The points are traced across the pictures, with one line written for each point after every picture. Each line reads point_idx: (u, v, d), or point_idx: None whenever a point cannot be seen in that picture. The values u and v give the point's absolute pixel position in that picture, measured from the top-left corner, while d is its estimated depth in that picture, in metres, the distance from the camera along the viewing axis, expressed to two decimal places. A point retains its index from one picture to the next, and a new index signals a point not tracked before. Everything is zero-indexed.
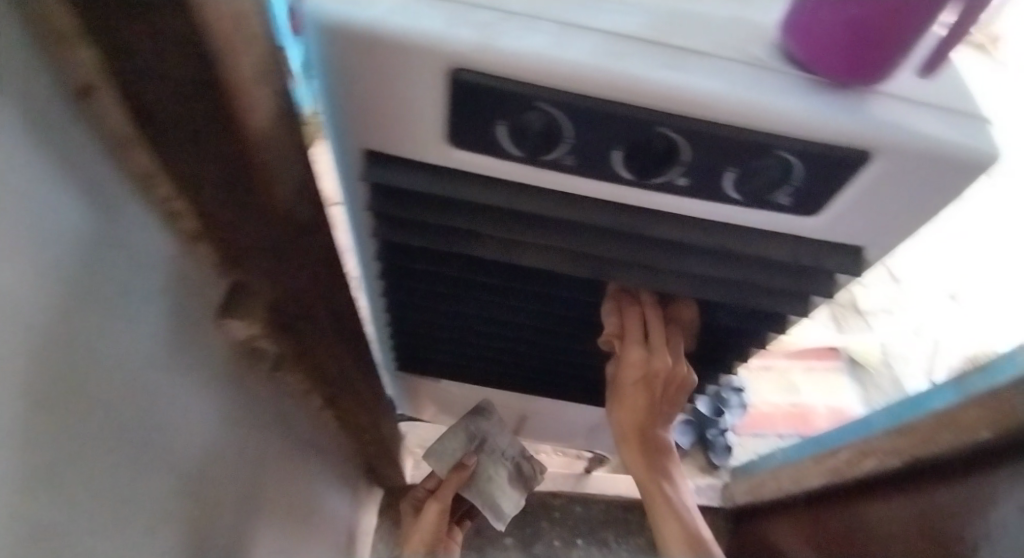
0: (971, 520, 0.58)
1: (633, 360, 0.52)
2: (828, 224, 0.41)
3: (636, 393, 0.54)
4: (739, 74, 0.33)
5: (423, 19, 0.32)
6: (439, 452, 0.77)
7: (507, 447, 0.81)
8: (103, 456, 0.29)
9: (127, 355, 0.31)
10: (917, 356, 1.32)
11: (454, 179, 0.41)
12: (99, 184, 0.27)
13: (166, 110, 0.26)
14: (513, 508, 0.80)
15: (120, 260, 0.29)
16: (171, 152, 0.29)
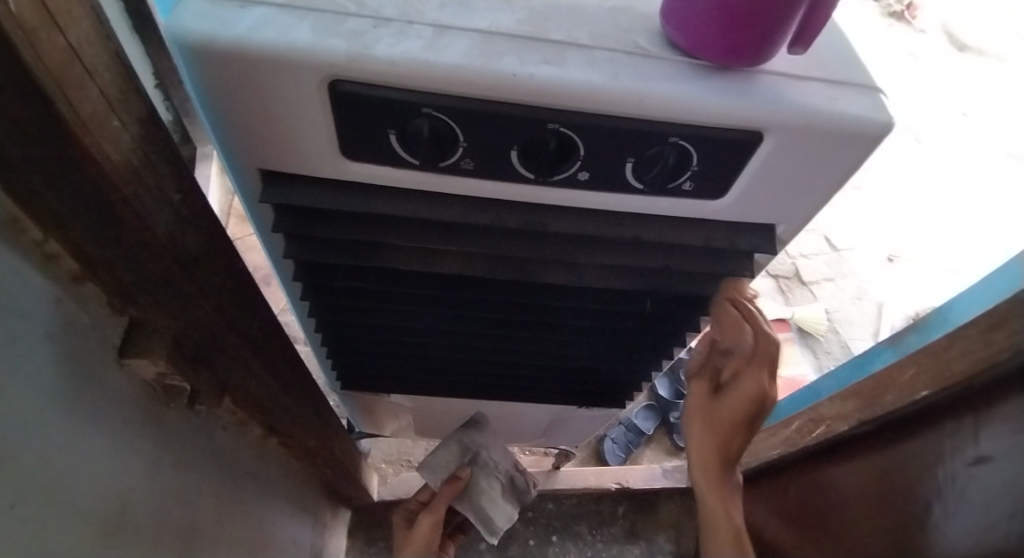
0: (918, 482, 0.50)
1: (749, 392, 0.48)
2: (734, 205, 0.41)
3: (730, 426, 0.50)
4: (619, 63, 0.34)
5: (293, 32, 0.31)
6: (431, 465, 0.77)
7: (500, 460, 0.82)
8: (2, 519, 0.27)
9: (19, 412, 0.28)
10: (861, 319, 1.39)
11: (358, 193, 0.40)
12: None
13: None
14: (503, 521, 0.80)
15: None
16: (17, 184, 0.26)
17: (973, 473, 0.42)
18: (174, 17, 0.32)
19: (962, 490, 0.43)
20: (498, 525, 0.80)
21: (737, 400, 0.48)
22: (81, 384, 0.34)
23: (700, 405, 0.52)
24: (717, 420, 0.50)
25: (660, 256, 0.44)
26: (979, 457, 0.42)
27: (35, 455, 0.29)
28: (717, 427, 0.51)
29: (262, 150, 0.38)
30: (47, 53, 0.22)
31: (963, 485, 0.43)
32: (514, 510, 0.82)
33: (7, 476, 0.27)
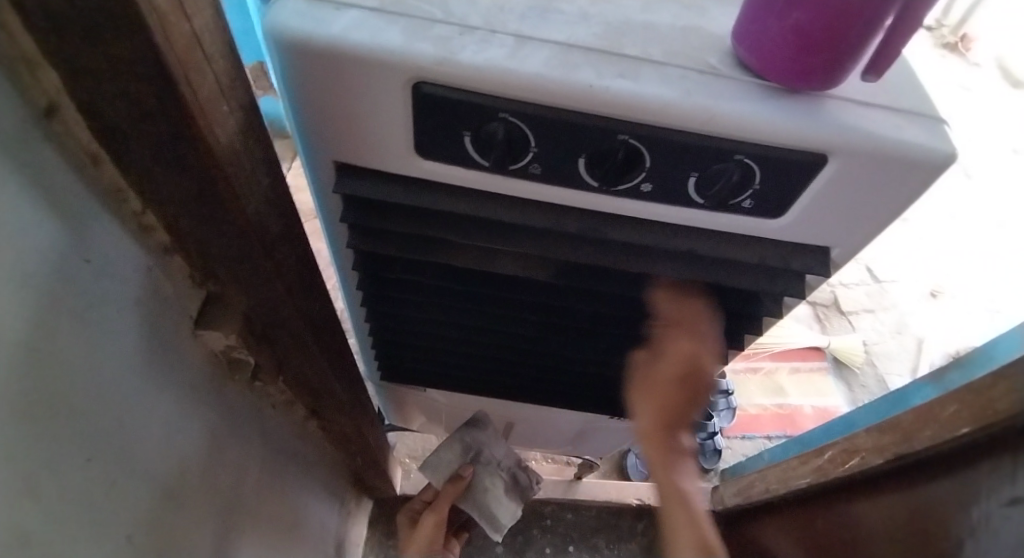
0: (954, 519, 0.49)
1: (680, 353, 0.49)
2: (791, 225, 0.41)
3: (670, 387, 0.50)
4: (691, 80, 0.35)
5: (385, 35, 0.33)
6: (433, 464, 0.78)
7: (503, 458, 0.82)
8: (79, 465, 0.29)
9: (105, 369, 0.31)
10: (899, 354, 1.35)
11: (425, 190, 0.42)
12: (66, 200, 0.27)
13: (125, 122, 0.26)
14: (508, 518, 0.81)
15: (88, 276, 0.29)
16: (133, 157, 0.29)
17: (1010, 514, 0.42)
18: (277, 15, 0.34)
19: (1001, 530, 0.42)
20: (504, 522, 0.80)
21: (670, 365, 0.50)
22: (160, 350, 0.36)
23: (645, 376, 0.53)
24: (652, 383, 0.51)
25: (712, 270, 0.45)
26: (1018, 497, 0.42)
27: (111, 413, 0.32)
28: (650, 391, 0.51)
29: (340, 144, 0.40)
30: (179, 43, 0.25)
31: (1000, 525, 0.43)
32: (519, 508, 0.82)
33: (81, 430, 0.29)
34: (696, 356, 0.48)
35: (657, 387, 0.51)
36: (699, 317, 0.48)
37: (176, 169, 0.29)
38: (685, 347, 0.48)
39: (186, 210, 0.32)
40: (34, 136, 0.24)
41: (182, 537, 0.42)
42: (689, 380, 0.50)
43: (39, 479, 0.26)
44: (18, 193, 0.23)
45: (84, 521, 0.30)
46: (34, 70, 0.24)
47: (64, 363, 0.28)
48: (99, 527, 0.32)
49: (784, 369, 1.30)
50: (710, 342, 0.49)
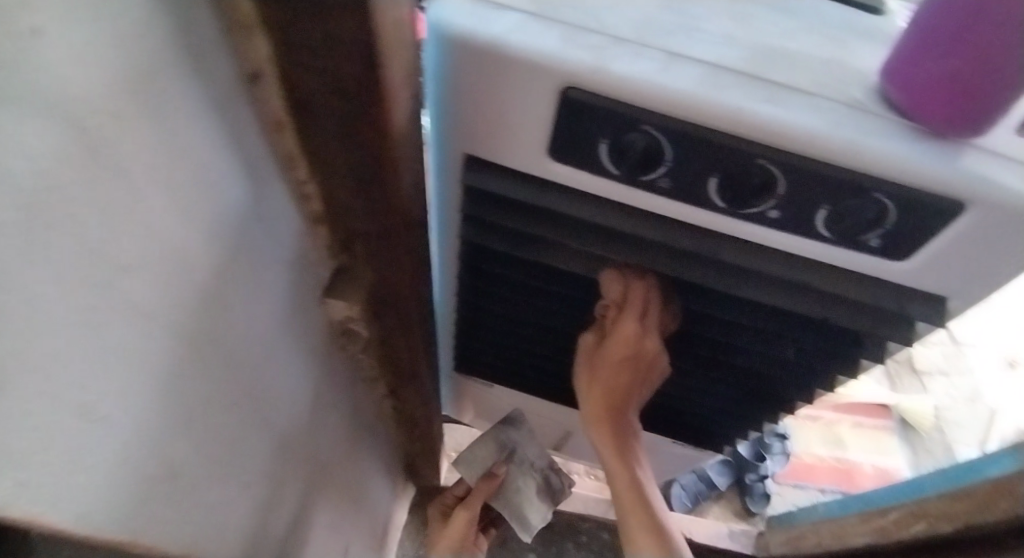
0: None
1: (625, 335, 0.51)
2: (913, 270, 0.41)
3: (618, 370, 0.54)
4: (838, 114, 0.35)
5: (544, 40, 0.35)
6: (467, 460, 0.79)
7: (536, 458, 0.82)
8: (215, 399, 0.32)
9: (247, 316, 0.34)
10: (972, 422, 1.28)
11: (548, 191, 0.43)
12: (248, 153, 0.30)
13: (319, 97, 0.29)
14: (539, 520, 0.81)
15: (253, 229, 0.32)
16: (316, 130, 0.31)
17: None
18: (445, 13, 0.36)
19: None
20: (534, 522, 0.81)
21: (615, 346, 0.53)
22: (293, 310, 0.39)
23: (589, 355, 0.57)
24: (602, 365, 0.55)
25: (820, 305, 0.45)
26: None
27: (247, 363, 0.35)
28: (599, 372, 0.55)
29: (476, 139, 0.42)
30: (388, 31, 0.27)
31: None
32: (548, 509, 0.83)
33: (223, 368, 0.32)
34: (641, 340, 0.51)
35: (607, 368, 0.54)
36: (638, 302, 0.49)
37: (350, 145, 0.32)
38: (632, 330, 0.50)
39: (343, 184, 0.35)
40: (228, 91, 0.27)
41: (277, 488, 0.44)
42: (636, 361, 0.54)
43: (179, 413, 0.29)
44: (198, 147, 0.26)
45: (210, 454, 0.33)
46: (248, 36, 0.27)
47: (219, 306, 0.30)
48: (222, 462, 0.34)
49: (846, 422, 1.25)
50: (652, 324, 0.51)
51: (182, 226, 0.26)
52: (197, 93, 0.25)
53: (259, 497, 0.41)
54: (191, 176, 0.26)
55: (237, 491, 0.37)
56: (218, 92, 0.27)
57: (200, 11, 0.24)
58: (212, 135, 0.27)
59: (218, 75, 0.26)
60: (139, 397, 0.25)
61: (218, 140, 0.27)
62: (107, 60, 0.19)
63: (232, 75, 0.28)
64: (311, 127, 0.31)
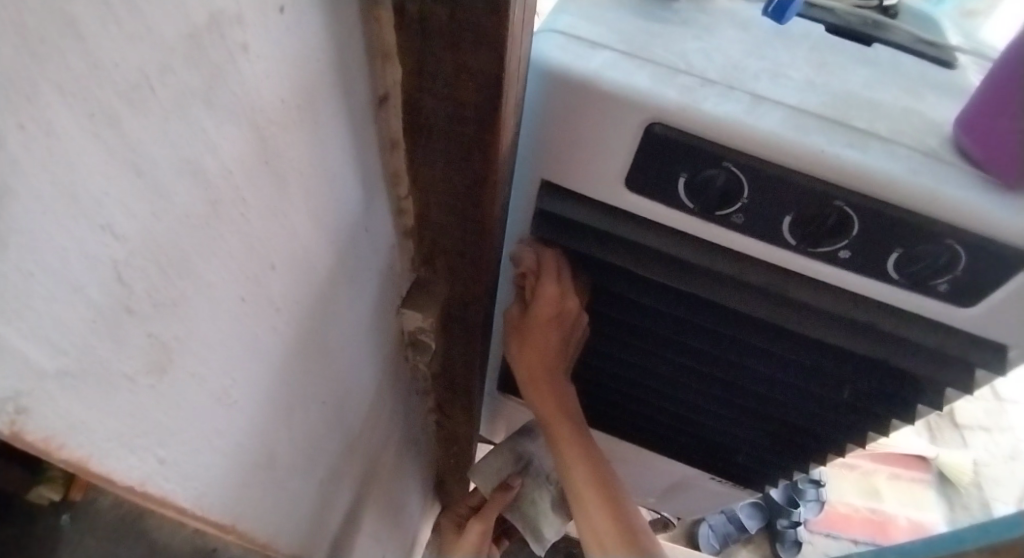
0: None
1: (548, 297, 0.51)
2: (980, 318, 0.41)
3: (544, 333, 0.55)
4: (916, 162, 0.36)
5: (636, 79, 0.38)
6: (483, 470, 0.81)
7: (553, 471, 0.80)
8: (308, 396, 0.34)
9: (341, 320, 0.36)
10: (1011, 482, 1.24)
11: (620, 220, 0.45)
12: (366, 166, 0.33)
13: (439, 118, 0.32)
14: (554, 534, 0.80)
15: (359, 237, 0.34)
16: (428, 148, 0.34)
17: None
18: (543, 49, 0.39)
19: None
20: (548, 536, 0.80)
21: (539, 310, 0.53)
22: (377, 317, 0.41)
23: (517, 323, 0.57)
24: (533, 333, 0.56)
25: (882, 348, 0.45)
26: None
27: (336, 363, 0.37)
28: (529, 340, 0.57)
29: (555, 167, 0.44)
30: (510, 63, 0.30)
31: None
32: (565, 523, 0.81)
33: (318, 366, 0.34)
34: (563, 300, 0.51)
35: (534, 333, 0.56)
36: (551, 264, 0.50)
37: (456, 163, 0.34)
38: (551, 292, 0.51)
39: (440, 201, 0.37)
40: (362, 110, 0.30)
41: (338, 489, 0.45)
42: (559, 323, 0.54)
43: (281, 404, 0.31)
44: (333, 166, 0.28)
45: (296, 447, 0.34)
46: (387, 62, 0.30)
47: (325, 306, 0.33)
48: (303, 457, 0.36)
49: (883, 473, 1.22)
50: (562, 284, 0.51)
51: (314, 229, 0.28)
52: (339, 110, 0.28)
53: (323, 495, 0.42)
54: (324, 185, 0.28)
55: (309, 486, 0.38)
56: (354, 110, 0.29)
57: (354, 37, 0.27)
58: (343, 149, 0.29)
59: (357, 95, 0.29)
60: (255, 382, 0.27)
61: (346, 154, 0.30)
62: (289, 78, 0.22)
63: (365, 96, 0.31)
64: (424, 145, 0.34)
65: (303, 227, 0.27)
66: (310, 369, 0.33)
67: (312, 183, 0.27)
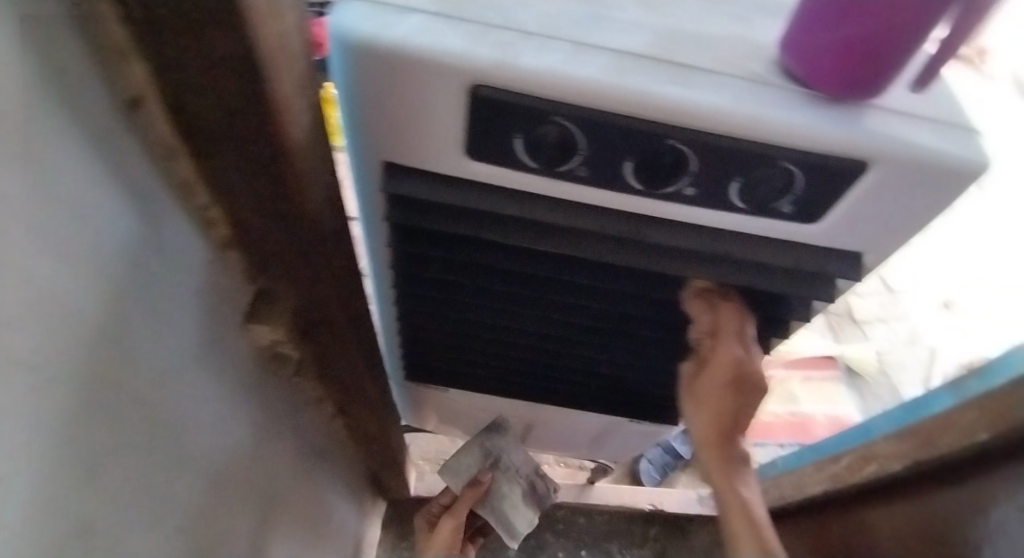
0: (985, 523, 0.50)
1: (724, 360, 0.49)
2: (827, 231, 0.42)
3: (721, 396, 0.50)
4: (740, 89, 0.36)
5: (446, 38, 0.34)
6: (454, 469, 0.79)
7: (520, 464, 0.83)
8: (132, 444, 0.29)
9: (158, 352, 0.31)
10: (913, 364, 1.36)
11: (470, 190, 0.43)
12: (134, 181, 0.28)
13: (206, 113, 0.28)
14: (524, 525, 0.82)
15: (152, 262, 0.30)
16: (212, 149, 0.30)
17: None
18: (340, 19, 0.35)
19: None
20: (520, 528, 0.82)
21: (715, 372, 0.50)
22: (214, 341, 0.37)
23: (694, 383, 0.53)
24: (702, 398, 0.51)
25: (744, 274, 0.46)
26: None
27: (169, 400, 0.33)
28: (702, 407, 0.51)
29: (390, 145, 0.41)
30: (269, 40, 0.26)
31: None
32: (535, 515, 0.83)
33: (139, 408, 0.30)
34: (743, 362, 0.48)
35: (710, 402, 0.51)
36: (733, 323, 0.49)
37: (246, 161, 0.30)
38: (735, 353, 0.48)
39: (248, 203, 0.33)
40: (108, 118, 0.26)
41: (220, 527, 0.42)
42: (740, 386, 0.49)
43: (100, 464, 0.27)
44: (85, 181, 0.24)
45: (131, 507, 0.30)
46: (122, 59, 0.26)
47: (126, 344, 0.28)
48: (147, 513, 0.32)
49: (797, 378, 1.31)
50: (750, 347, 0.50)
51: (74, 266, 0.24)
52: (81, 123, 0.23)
53: (198, 541, 0.39)
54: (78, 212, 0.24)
55: (169, 538, 0.35)
56: (99, 122, 0.25)
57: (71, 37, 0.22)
58: (98, 166, 0.25)
59: (97, 104, 0.25)
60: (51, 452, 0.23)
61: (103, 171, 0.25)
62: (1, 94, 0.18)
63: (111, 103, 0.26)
64: (204, 147, 0.30)
65: (63, 266, 0.23)
66: (129, 416, 0.29)
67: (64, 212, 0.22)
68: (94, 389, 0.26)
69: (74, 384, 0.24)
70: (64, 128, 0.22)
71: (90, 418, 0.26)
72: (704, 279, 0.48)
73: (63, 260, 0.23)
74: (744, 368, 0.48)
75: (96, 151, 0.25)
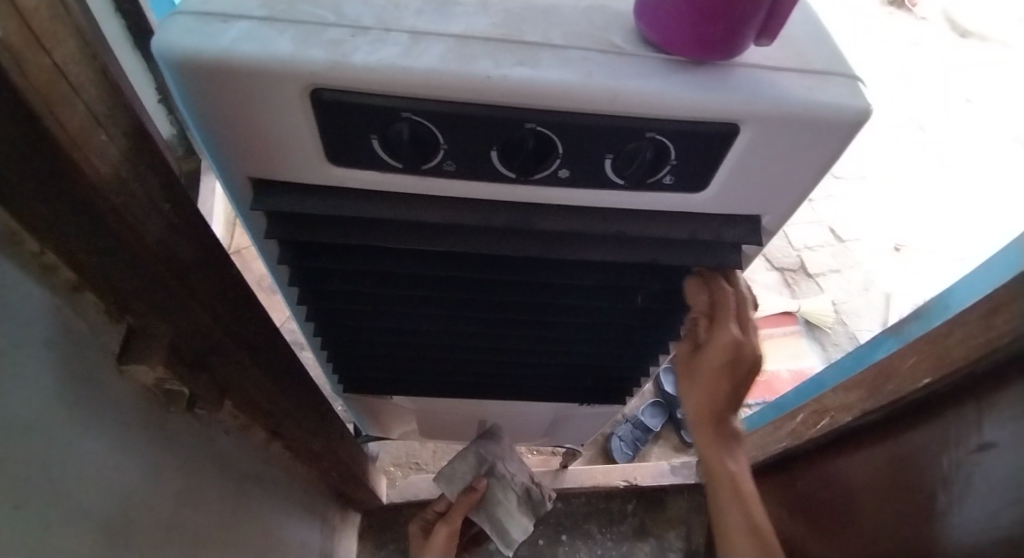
0: (928, 464, 0.51)
1: (724, 343, 0.47)
2: (717, 198, 0.41)
3: (716, 375, 0.50)
4: (591, 62, 0.34)
5: (273, 43, 0.33)
6: (448, 475, 0.82)
7: (515, 472, 0.85)
8: (5, 518, 0.28)
9: (19, 413, 0.29)
10: (868, 310, 1.41)
11: (345, 198, 0.41)
12: None
13: None
14: (520, 533, 0.83)
15: None
16: None
17: (978, 460, 0.45)
18: (158, 33, 0.33)
19: (984, 474, 0.44)
20: (514, 537, 0.84)
21: (712, 352, 0.49)
22: (81, 390, 0.35)
23: (688, 363, 0.53)
24: (698, 378, 0.51)
25: (645, 251, 0.45)
26: (985, 443, 0.45)
27: (43, 460, 0.31)
28: (699, 386, 0.51)
29: (251, 161, 0.39)
30: (36, 73, 0.24)
31: (970, 472, 0.45)
32: (530, 523, 0.85)
33: (5, 478, 0.28)
34: (742, 345, 0.47)
35: (706, 381, 0.50)
36: (731, 304, 0.47)
37: None
38: (734, 336, 0.47)
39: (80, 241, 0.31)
40: None
41: None
42: (735, 367, 0.49)
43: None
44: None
45: None
46: None
47: None
48: None
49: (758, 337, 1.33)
50: (746, 328, 0.49)
51: None
52: None
53: None
54: None
55: None
56: None
57: None
58: None
59: None
60: None
61: None
62: None
63: None
64: None
65: None
66: None
67: None
68: None
69: None
70: None
71: None
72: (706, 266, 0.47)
73: None
74: (741, 351, 0.47)
75: None
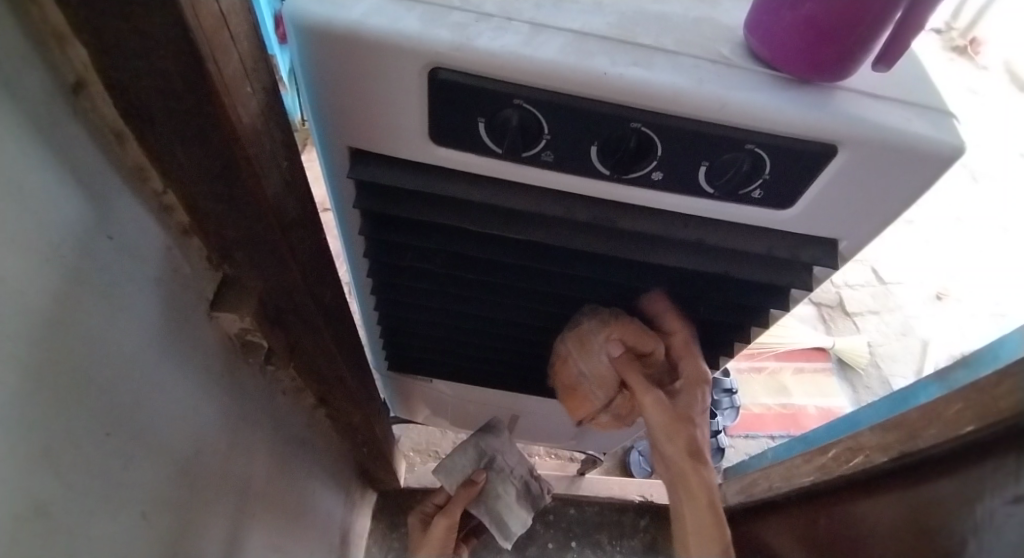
0: (959, 515, 0.50)
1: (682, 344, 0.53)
2: (799, 217, 0.42)
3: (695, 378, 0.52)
4: (703, 70, 0.35)
5: (400, 20, 0.34)
6: (447, 469, 0.80)
7: (515, 465, 0.84)
8: (99, 441, 0.29)
9: (124, 340, 0.31)
10: (904, 355, 1.39)
11: (438, 176, 0.42)
12: (90, 175, 0.27)
13: (140, 97, 0.27)
14: (519, 526, 0.81)
15: (112, 254, 0.29)
16: (155, 132, 0.29)
17: (1011, 512, 0.43)
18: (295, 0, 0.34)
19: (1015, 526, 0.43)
20: (513, 530, 0.81)
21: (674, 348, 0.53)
22: (176, 328, 0.37)
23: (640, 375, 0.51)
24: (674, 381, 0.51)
25: (718, 261, 0.45)
26: (1022, 495, 0.43)
27: (138, 391, 0.33)
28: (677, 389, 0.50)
29: (356, 132, 0.41)
30: (203, 20, 0.25)
31: (1001, 523, 0.44)
32: (529, 516, 0.82)
33: (104, 404, 0.29)
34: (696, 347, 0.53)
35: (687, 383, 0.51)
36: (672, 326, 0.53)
37: (193, 142, 0.30)
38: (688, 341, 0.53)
39: (200, 185, 0.33)
40: (60, 110, 0.24)
41: (196, 516, 0.42)
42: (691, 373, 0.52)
43: (59, 448, 0.26)
44: (43, 175, 0.23)
45: (102, 496, 0.30)
46: (63, 46, 0.24)
47: (89, 340, 0.28)
48: (118, 502, 0.31)
49: (789, 370, 1.33)
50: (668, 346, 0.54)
51: (38, 263, 0.23)
52: (36, 116, 0.22)
53: (173, 523, 0.39)
54: (42, 205, 0.23)
55: (140, 524, 0.34)
56: (52, 116, 0.24)
57: (26, 20, 0.21)
58: (57, 160, 0.24)
59: (54, 97, 0.24)
60: (18, 456, 0.23)
61: (63, 162, 0.25)
62: None
63: (59, 91, 0.24)
64: (150, 133, 0.29)
65: (22, 263, 0.22)
66: (95, 409, 0.29)
67: (28, 211, 0.22)
68: (62, 385, 0.26)
69: (42, 385, 0.24)
70: (17, 127, 0.21)
71: (59, 420, 0.25)
72: (499, 245, 0.48)
73: (23, 262, 0.22)
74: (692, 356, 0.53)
75: (57, 142, 0.24)
